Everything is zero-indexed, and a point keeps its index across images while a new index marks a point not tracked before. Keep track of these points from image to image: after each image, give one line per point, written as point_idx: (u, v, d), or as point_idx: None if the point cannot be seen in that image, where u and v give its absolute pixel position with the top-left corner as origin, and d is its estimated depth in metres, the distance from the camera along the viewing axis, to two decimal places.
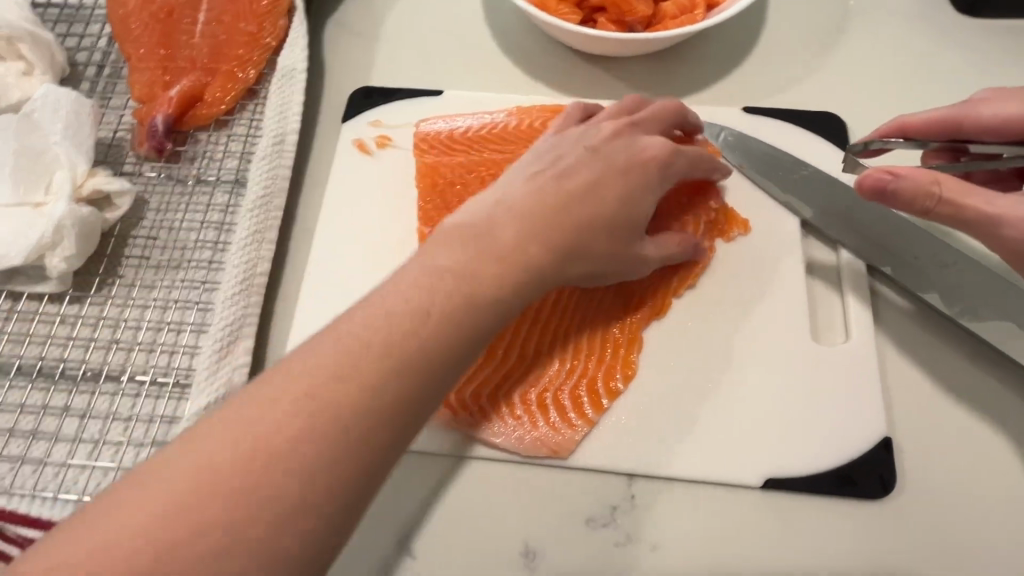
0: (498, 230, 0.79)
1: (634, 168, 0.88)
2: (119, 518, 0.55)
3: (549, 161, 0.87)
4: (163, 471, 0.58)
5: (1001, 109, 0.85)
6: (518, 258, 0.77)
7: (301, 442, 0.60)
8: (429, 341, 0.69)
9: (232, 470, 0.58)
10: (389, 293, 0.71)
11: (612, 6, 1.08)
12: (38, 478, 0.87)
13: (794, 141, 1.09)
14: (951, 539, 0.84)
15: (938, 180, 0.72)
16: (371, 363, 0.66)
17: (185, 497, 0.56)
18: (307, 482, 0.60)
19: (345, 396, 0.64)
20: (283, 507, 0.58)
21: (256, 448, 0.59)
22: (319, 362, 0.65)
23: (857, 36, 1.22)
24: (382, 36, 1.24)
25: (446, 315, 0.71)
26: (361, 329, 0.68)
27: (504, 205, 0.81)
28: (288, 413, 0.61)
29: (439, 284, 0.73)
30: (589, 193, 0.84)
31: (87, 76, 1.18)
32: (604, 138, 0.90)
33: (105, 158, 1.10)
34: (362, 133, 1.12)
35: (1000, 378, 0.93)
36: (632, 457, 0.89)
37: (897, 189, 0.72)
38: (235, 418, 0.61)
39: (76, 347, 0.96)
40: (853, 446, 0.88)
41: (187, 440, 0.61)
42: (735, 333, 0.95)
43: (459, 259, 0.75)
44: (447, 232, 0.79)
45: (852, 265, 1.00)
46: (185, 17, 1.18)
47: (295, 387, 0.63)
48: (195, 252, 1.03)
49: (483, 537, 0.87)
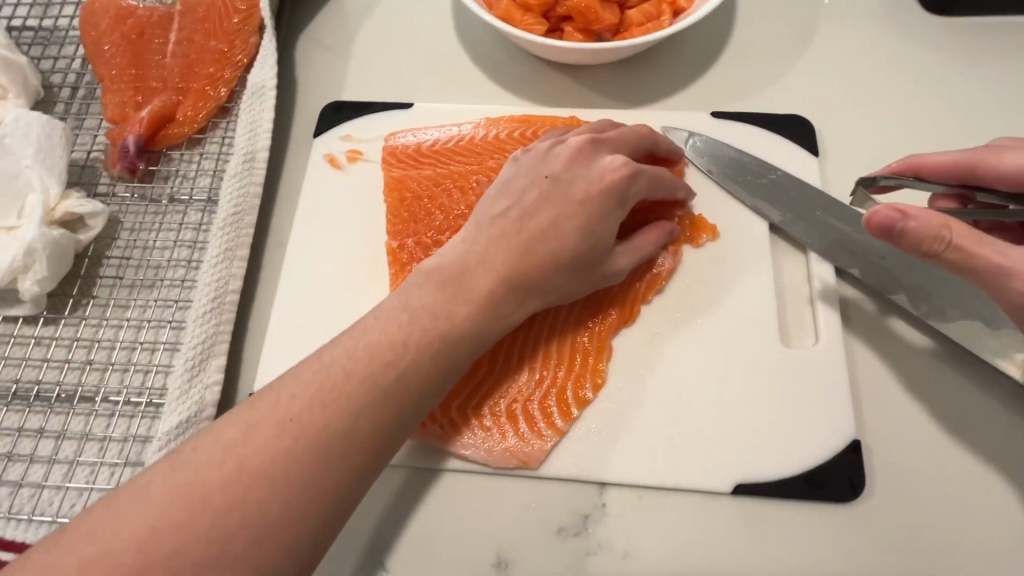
0: (470, 275, 0.83)
1: (593, 197, 0.87)
2: (115, 527, 0.63)
3: (520, 194, 0.90)
4: (154, 485, 0.65)
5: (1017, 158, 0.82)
6: (491, 297, 0.82)
7: (280, 464, 0.67)
8: (406, 372, 0.75)
9: (218, 487, 0.65)
10: (371, 325, 0.78)
11: (577, 16, 1.09)
12: (12, 500, 0.87)
13: (762, 145, 1.10)
14: (921, 540, 0.84)
15: (948, 226, 0.68)
16: (351, 393, 0.72)
17: (175, 512, 0.63)
18: (283, 504, 0.66)
19: (322, 423, 0.70)
20: (260, 526, 0.64)
21: (241, 466, 0.67)
22: (304, 389, 0.72)
23: (826, 37, 1.22)
24: (353, 50, 1.25)
25: (420, 347, 0.77)
26: (342, 360, 0.75)
27: (472, 251, 0.85)
28: (270, 440, 0.68)
29: (415, 321, 0.78)
30: (550, 228, 0.86)
31: (62, 98, 1.19)
32: (571, 163, 0.91)
33: (79, 180, 1.11)
34: (333, 148, 1.12)
35: (969, 377, 0.93)
36: (602, 466, 0.89)
37: (906, 231, 0.68)
38: (224, 438, 0.69)
39: (52, 368, 0.97)
40: (822, 450, 0.88)
41: (179, 457, 0.68)
42: (703, 339, 0.96)
43: (432, 299, 0.80)
44: (423, 271, 0.84)
45: (820, 265, 1.00)
46: (156, 37, 1.20)
47: (278, 418, 0.70)
48: (168, 271, 1.03)
49: (455, 549, 0.87)
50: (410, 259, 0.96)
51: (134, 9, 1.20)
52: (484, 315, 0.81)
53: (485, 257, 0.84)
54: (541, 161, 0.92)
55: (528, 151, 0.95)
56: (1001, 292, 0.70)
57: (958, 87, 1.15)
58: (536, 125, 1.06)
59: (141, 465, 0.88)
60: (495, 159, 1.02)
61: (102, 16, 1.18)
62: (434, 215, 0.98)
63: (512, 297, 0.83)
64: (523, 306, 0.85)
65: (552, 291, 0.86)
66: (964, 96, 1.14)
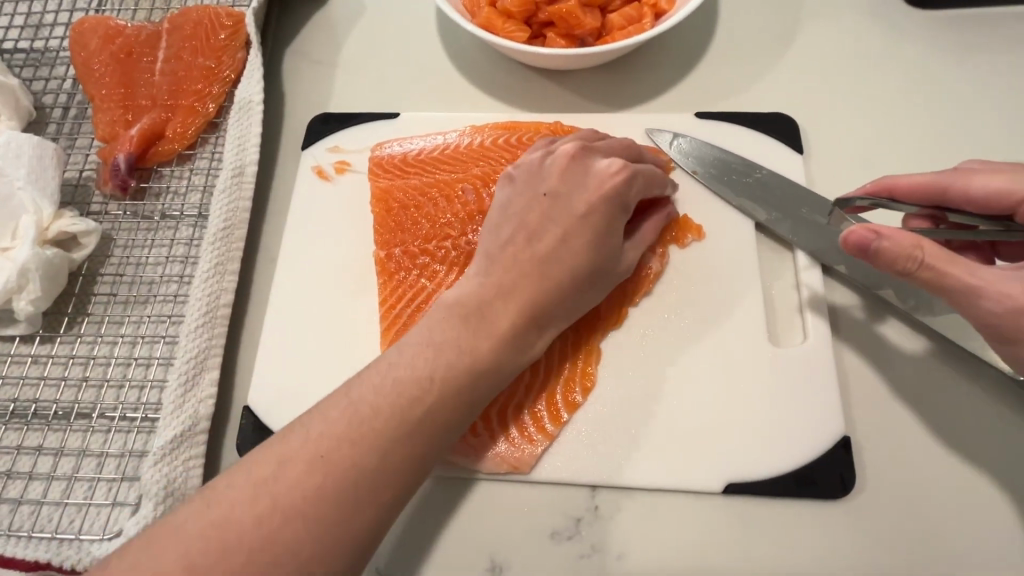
0: (493, 313, 0.81)
1: (595, 208, 0.87)
2: (154, 570, 0.63)
3: (532, 214, 0.88)
4: (187, 527, 0.65)
5: (986, 180, 0.83)
6: (514, 323, 0.81)
7: (311, 503, 0.66)
8: (432, 407, 0.74)
9: (251, 528, 0.64)
10: (397, 361, 0.77)
11: (559, 21, 1.09)
12: (12, 518, 0.88)
13: (745, 144, 1.10)
14: (911, 535, 0.85)
15: (924, 246, 0.71)
16: (379, 428, 0.71)
17: (212, 553, 0.63)
18: (323, 542, 0.66)
19: (351, 459, 0.69)
20: (295, 562, 0.64)
21: (272, 506, 0.66)
22: (332, 426, 0.71)
23: (808, 35, 1.22)
24: (339, 62, 1.26)
25: (448, 381, 0.76)
26: (370, 396, 0.73)
27: (488, 285, 0.83)
28: (304, 480, 0.67)
29: (440, 353, 0.77)
30: (557, 245, 0.86)
31: (54, 119, 1.21)
32: (582, 181, 0.89)
33: (73, 199, 1.13)
34: (321, 159, 1.14)
35: (956, 369, 0.93)
36: (594, 469, 0.90)
37: (882, 251, 0.72)
38: (253, 477, 0.68)
39: (50, 386, 0.98)
40: (812, 448, 0.88)
41: (211, 495, 0.67)
42: (695, 342, 0.96)
43: (456, 334, 0.79)
44: (446, 302, 0.82)
45: (809, 268, 1.00)
46: (144, 56, 1.22)
47: (309, 458, 0.69)
48: (162, 287, 1.05)
49: (450, 555, 0.88)
50: (399, 268, 0.97)
51: (122, 28, 1.22)
52: (504, 348, 0.80)
53: (503, 286, 0.83)
54: (537, 177, 0.91)
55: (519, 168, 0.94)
56: (972, 309, 0.72)
57: (941, 80, 1.15)
58: (521, 131, 1.06)
59: (137, 480, 0.89)
60: (480, 167, 1.03)
61: (91, 36, 1.20)
62: (421, 223, 0.99)
63: (533, 325, 0.83)
64: (544, 331, 0.84)
65: (568, 309, 0.86)
66: (946, 89, 1.14)
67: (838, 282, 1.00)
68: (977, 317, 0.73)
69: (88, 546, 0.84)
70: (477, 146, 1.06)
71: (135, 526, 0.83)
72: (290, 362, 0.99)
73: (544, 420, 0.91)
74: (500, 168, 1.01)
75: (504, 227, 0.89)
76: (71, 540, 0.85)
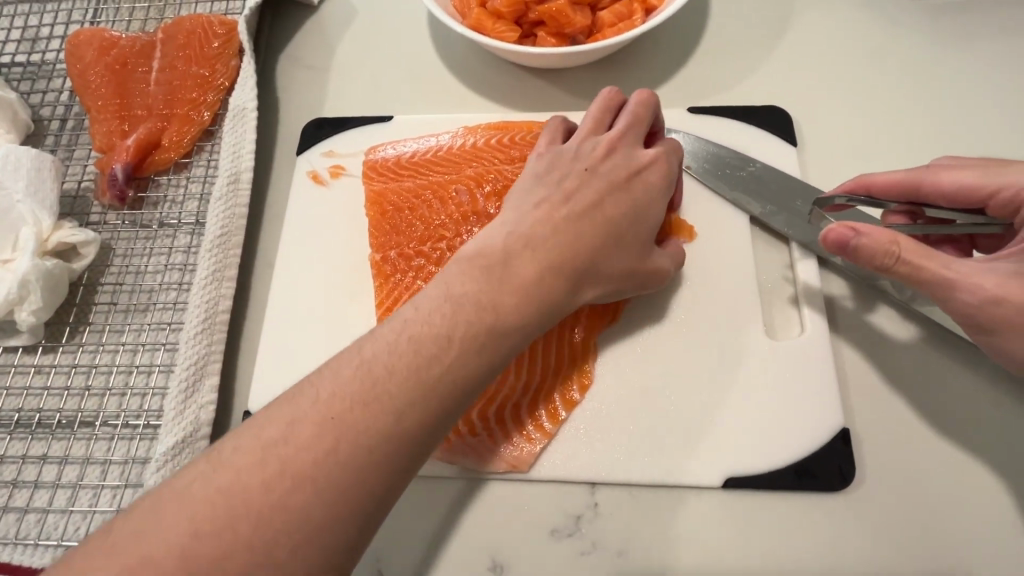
0: (518, 263, 0.79)
1: (637, 181, 0.89)
2: (156, 534, 0.59)
3: (565, 179, 0.87)
4: (194, 486, 0.62)
5: (955, 175, 0.82)
6: (552, 281, 0.79)
7: (321, 466, 0.63)
8: (451, 367, 0.72)
9: (259, 490, 0.61)
10: (413, 317, 0.74)
11: (549, 20, 1.09)
12: (18, 527, 0.89)
13: (739, 139, 1.10)
14: (912, 528, 0.84)
15: (900, 240, 0.71)
16: (392, 388, 0.69)
17: (220, 517, 0.60)
18: (338, 506, 0.63)
19: (364, 423, 0.66)
20: (306, 526, 0.61)
21: (282, 467, 0.63)
22: (343, 386, 0.68)
23: (798, 27, 1.22)
24: (331, 68, 1.27)
25: (468, 345, 0.73)
26: (385, 355, 0.71)
27: (517, 235, 0.81)
28: (318, 442, 0.64)
29: (460, 307, 0.75)
30: (596, 212, 0.85)
31: (52, 131, 1.22)
32: (621, 152, 0.90)
33: (71, 210, 1.14)
34: (316, 164, 1.14)
35: (954, 358, 0.93)
36: (593, 467, 0.90)
37: (858, 248, 0.72)
38: (262, 437, 0.65)
39: (54, 395, 1.00)
40: (811, 440, 0.88)
41: (218, 457, 0.64)
42: (695, 338, 0.96)
43: (477, 287, 0.76)
44: (477, 253, 0.79)
45: (804, 261, 0.99)
46: (139, 66, 1.23)
47: (324, 416, 0.66)
48: (161, 295, 1.06)
49: (451, 554, 0.89)
50: (394, 270, 0.97)
51: (116, 39, 1.23)
52: (531, 307, 0.77)
53: (531, 241, 0.80)
54: (573, 158, 0.89)
55: (552, 149, 0.92)
56: (948, 301, 0.73)
57: (933, 69, 1.15)
58: (513, 131, 1.07)
59: (141, 486, 0.90)
60: (474, 167, 1.03)
61: (86, 48, 1.21)
62: (416, 226, 0.99)
63: (565, 285, 0.80)
64: (575, 294, 0.82)
65: (603, 273, 0.84)
66: (940, 78, 1.14)
67: (835, 275, 1.00)
68: (954, 309, 0.73)
69: None
70: (480, 145, 1.06)
71: None
72: (290, 367, 1.00)
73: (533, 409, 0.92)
74: (493, 168, 1.01)
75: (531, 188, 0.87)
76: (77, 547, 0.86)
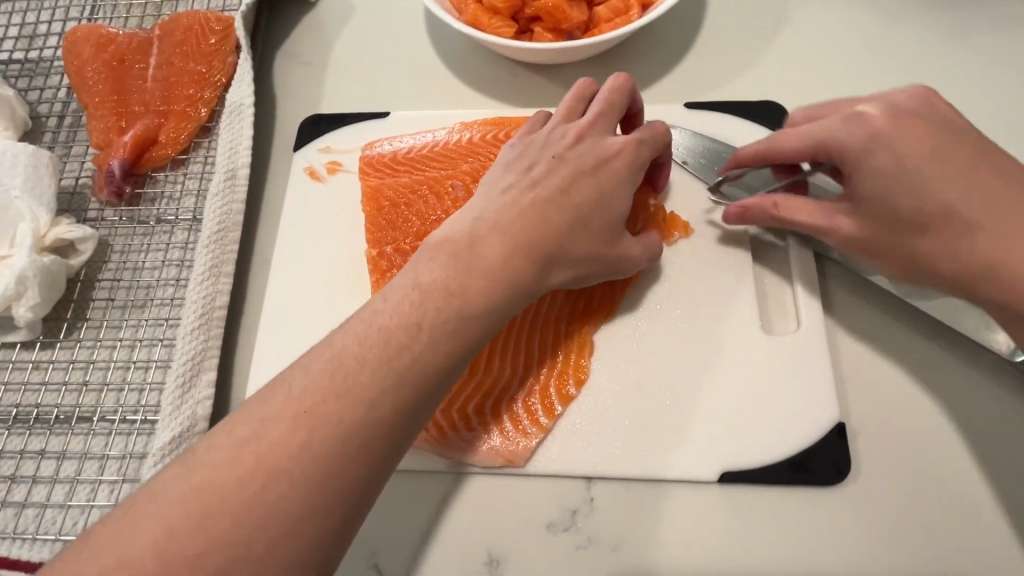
0: (485, 253, 0.79)
1: (605, 168, 0.87)
2: (133, 532, 0.61)
3: (531, 169, 0.87)
4: (167, 488, 0.63)
5: (782, 146, 0.86)
6: (520, 266, 0.80)
7: (297, 459, 0.65)
8: (420, 356, 0.73)
9: (235, 488, 0.62)
10: (381, 310, 0.76)
11: (546, 16, 1.09)
12: (17, 522, 0.90)
13: (736, 134, 1.09)
14: (910, 522, 0.84)
15: (778, 203, 0.90)
16: (366, 380, 0.70)
17: (199, 515, 0.61)
18: (318, 499, 0.64)
19: (337, 415, 0.68)
20: (284, 521, 0.62)
21: (256, 464, 0.64)
22: (314, 381, 0.70)
23: (797, 22, 1.22)
24: (329, 64, 1.27)
25: (437, 332, 0.74)
26: (354, 347, 0.72)
27: (484, 220, 0.82)
28: (291, 438, 0.66)
29: (425, 296, 0.76)
30: (560, 199, 0.84)
31: (49, 128, 1.22)
32: (590, 140, 0.89)
33: (69, 207, 1.14)
34: (313, 160, 1.14)
35: (951, 353, 0.93)
36: (589, 461, 0.90)
37: (748, 215, 0.93)
38: (235, 435, 0.66)
39: (52, 391, 1.00)
40: (807, 435, 0.88)
41: (194, 458, 0.65)
42: (692, 334, 0.96)
43: (443, 273, 0.77)
44: (462, 241, 0.80)
45: (801, 256, 0.99)
46: (136, 63, 1.23)
47: (296, 414, 0.67)
48: (159, 291, 1.06)
49: (448, 549, 0.89)
50: (390, 265, 0.98)
51: (114, 36, 1.23)
52: (503, 290, 0.78)
53: (500, 224, 0.81)
54: (543, 145, 0.90)
55: (526, 137, 0.93)
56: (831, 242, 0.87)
57: (932, 64, 1.14)
58: (509, 126, 1.07)
59: (138, 481, 0.90)
60: (469, 163, 1.03)
61: (84, 45, 1.21)
62: (411, 221, 1.00)
63: (535, 270, 0.81)
64: (544, 277, 0.82)
65: (579, 259, 0.84)
66: (939, 72, 1.13)
67: (833, 271, 1.00)
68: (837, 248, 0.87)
69: None
70: (476, 139, 1.06)
71: None
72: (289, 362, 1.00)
73: (526, 401, 0.93)
74: (488, 164, 1.02)
75: (502, 176, 0.88)
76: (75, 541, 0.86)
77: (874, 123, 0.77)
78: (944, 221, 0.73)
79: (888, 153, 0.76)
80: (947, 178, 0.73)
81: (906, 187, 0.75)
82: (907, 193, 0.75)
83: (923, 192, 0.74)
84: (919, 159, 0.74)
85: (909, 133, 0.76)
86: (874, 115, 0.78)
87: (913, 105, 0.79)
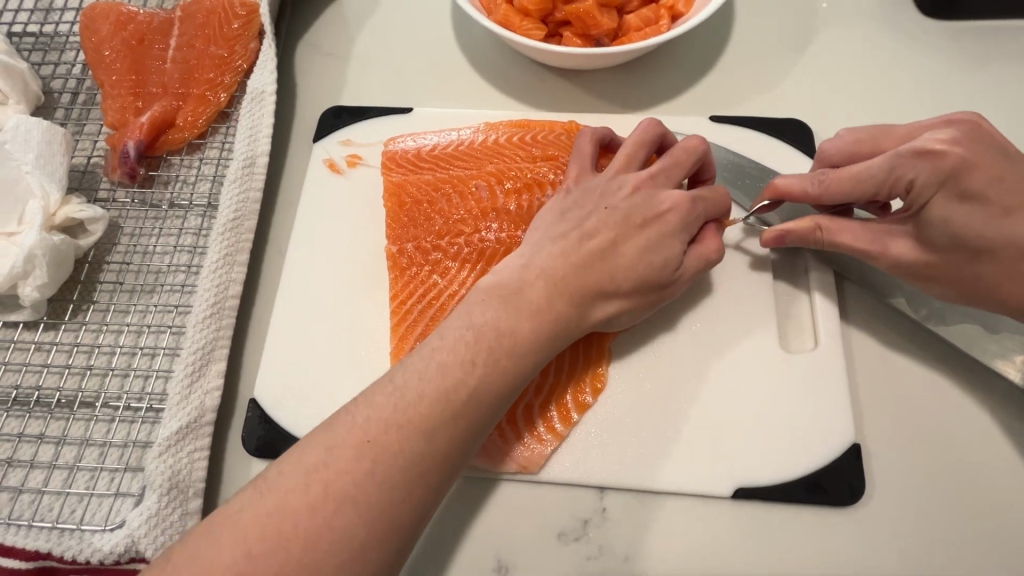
0: (529, 290, 0.80)
1: (654, 223, 0.85)
2: (207, 556, 0.61)
3: (583, 225, 0.86)
4: (241, 513, 0.63)
5: (846, 179, 0.83)
6: (581, 307, 0.81)
7: (356, 485, 0.65)
8: (474, 391, 0.73)
9: (295, 510, 0.63)
10: (439, 346, 0.76)
11: (575, 21, 1.08)
12: (13, 505, 0.87)
13: (759, 150, 1.09)
14: (921, 544, 0.85)
15: (821, 226, 0.88)
16: (423, 411, 0.70)
17: (259, 537, 0.61)
18: (380, 536, 0.64)
19: (396, 444, 0.68)
20: (349, 549, 0.62)
21: (324, 491, 0.64)
22: (378, 413, 0.69)
23: (823, 41, 1.23)
24: (352, 56, 1.26)
25: (489, 366, 0.74)
26: (415, 382, 0.72)
27: (532, 266, 0.82)
28: (351, 473, 0.65)
29: (490, 345, 0.75)
30: (608, 253, 0.84)
31: (62, 104, 1.19)
32: (653, 194, 0.87)
33: (80, 185, 1.12)
34: (333, 152, 1.13)
35: (966, 378, 0.93)
36: (606, 473, 0.89)
37: (790, 236, 0.90)
38: (306, 462, 0.67)
39: (54, 373, 0.97)
40: (823, 455, 0.88)
41: (254, 483, 0.66)
42: (718, 353, 0.95)
43: (493, 315, 0.77)
44: (509, 278, 0.81)
45: (822, 282, 0.98)
46: (156, 43, 1.21)
47: (350, 439, 0.68)
48: (169, 277, 1.03)
49: (455, 555, 0.88)
50: (410, 263, 0.97)
51: (134, 15, 1.21)
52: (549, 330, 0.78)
53: (546, 269, 0.81)
54: (600, 194, 0.89)
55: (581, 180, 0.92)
56: (884, 262, 0.86)
57: (956, 90, 1.16)
58: (535, 129, 1.06)
59: (141, 471, 0.88)
60: (494, 164, 1.02)
61: (103, 22, 1.19)
62: (434, 219, 0.98)
63: (586, 299, 0.82)
64: (586, 314, 0.82)
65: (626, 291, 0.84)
66: (963, 99, 1.15)
67: (851, 291, 1.00)
68: (886, 266, 0.87)
69: (90, 537, 0.82)
70: (504, 140, 1.05)
71: (138, 517, 0.82)
72: (302, 355, 0.98)
73: (543, 409, 0.91)
74: (514, 165, 1.01)
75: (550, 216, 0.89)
76: (72, 531, 0.83)
77: (944, 157, 0.78)
78: (1007, 249, 0.79)
79: (959, 186, 0.78)
80: (1013, 206, 0.78)
81: (970, 219, 0.79)
82: (982, 226, 0.78)
83: (993, 224, 0.78)
84: (987, 191, 0.77)
85: (975, 157, 0.78)
86: (941, 148, 0.78)
87: (968, 131, 0.80)
